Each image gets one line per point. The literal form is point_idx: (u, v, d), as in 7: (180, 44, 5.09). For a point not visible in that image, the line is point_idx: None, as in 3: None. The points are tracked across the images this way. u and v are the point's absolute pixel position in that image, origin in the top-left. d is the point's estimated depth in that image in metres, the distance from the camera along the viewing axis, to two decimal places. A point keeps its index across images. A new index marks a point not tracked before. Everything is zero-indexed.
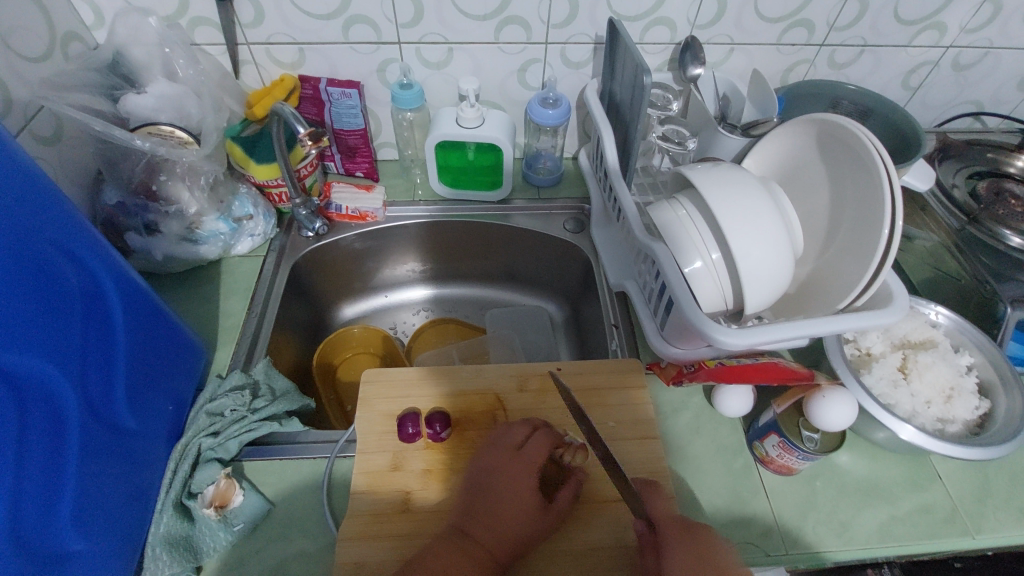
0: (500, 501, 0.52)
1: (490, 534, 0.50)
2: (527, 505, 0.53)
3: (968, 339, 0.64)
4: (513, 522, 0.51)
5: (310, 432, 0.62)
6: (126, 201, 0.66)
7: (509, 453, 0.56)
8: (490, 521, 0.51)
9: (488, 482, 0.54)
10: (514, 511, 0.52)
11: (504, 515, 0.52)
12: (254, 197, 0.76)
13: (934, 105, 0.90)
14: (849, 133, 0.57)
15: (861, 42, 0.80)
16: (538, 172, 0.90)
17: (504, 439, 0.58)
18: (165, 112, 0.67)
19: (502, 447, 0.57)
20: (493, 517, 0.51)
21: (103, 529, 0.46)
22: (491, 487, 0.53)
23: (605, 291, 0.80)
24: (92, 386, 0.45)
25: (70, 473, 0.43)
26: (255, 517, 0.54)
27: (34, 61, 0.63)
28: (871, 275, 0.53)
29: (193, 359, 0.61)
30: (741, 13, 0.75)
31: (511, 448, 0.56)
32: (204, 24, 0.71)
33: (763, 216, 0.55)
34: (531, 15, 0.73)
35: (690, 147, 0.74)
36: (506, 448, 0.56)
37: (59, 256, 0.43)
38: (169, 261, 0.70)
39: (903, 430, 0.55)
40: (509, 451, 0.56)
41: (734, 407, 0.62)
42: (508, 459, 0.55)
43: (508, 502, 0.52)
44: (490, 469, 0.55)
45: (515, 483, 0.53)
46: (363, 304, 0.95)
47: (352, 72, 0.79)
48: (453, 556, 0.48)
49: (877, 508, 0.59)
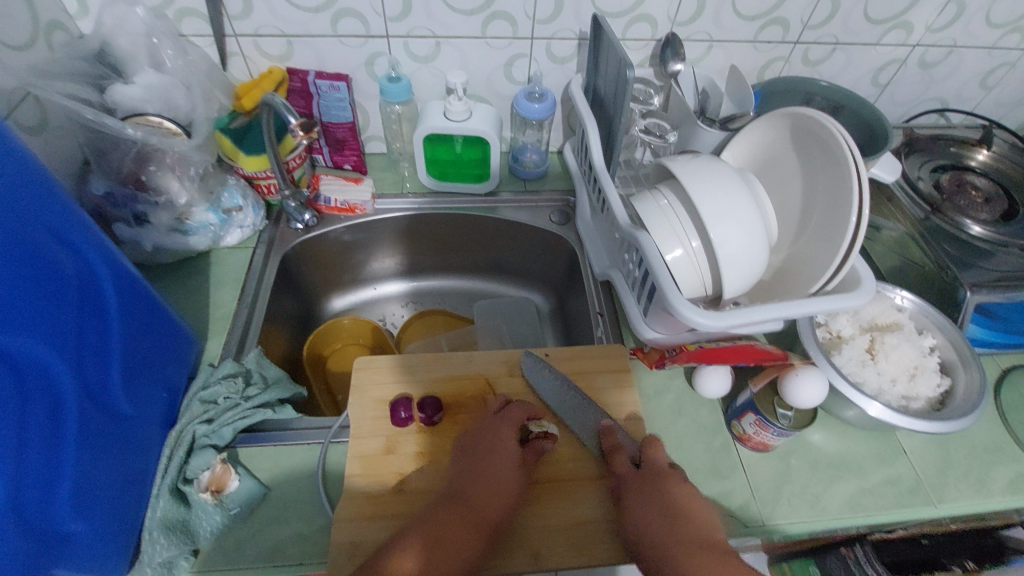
0: (492, 470, 0.55)
1: (485, 503, 0.53)
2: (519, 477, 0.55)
3: (931, 321, 0.68)
4: (505, 492, 0.54)
5: (302, 418, 0.63)
6: (114, 191, 0.66)
7: (501, 427, 0.59)
8: (483, 488, 0.54)
9: (480, 453, 0.56)
10: (505, 482, 0.55)
11: (496, 483, 0.54)
12: (243, 189, 0.77)
13: (902, 101, 0.95)
14: (820, 126, 0.60)
15: (833, 40, 0.83)
16: (525, 165, 0.91)
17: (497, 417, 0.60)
18: (152, 103, 0.66)
19: (496, 422, 0.59)
20: (486, 485, 0.54)
21: (100, 511, 0.47)
22: (485, 459, 0.56)
23: (591, 280, 0.83)
24: (89, 371, 0.46)
25: (68, 457, 0.43)
26: (251, 501, 0.56)
27: (17, 49, 0.62)
28: (840, 260, 0.56)
29: (185, 347, 0.62)
30: (719, 11, 0.78)
31: (504, 422, 0.59)
32: (191, 15, 0.71)
33: (739, 205, 0.58)
34: (518, 11, 0.75)
35: (671, 140, 0.77)
36: (499, 423, 0.59)
37: (52, 243, 0.43)
38: (159, 252, 0.70)
39: (871, 406, 0.59)
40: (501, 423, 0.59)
41: (713, 388, 0.64)
42: (501, 434, 0.58)
43: (499, 473, 0.55)
44: (482, 442, 0.57)
45: (506, 456, 0.56)
46: (352, 295, 0.96)
47: (340, 65, 0.79)
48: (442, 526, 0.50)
49: (847, 481, 0.62)
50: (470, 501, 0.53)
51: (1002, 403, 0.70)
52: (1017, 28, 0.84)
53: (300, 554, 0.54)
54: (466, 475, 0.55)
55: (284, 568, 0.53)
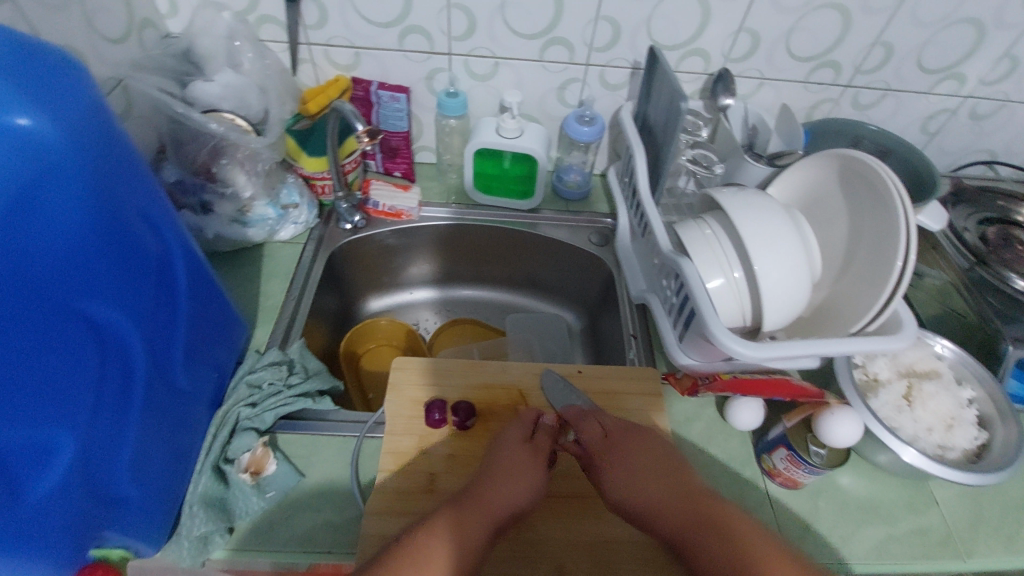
0: (508, 474, 0.55)
1: (499, 503, 0.53)
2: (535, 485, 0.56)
3: (970, 372, 0.67)
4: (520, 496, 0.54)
5: (339, 412, 0.65)
6: (185, 179, 0.70)
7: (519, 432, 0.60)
8: (499, 489, 0.54)
9: (498, 457, 0.57)
10: (520, 485, 0.55)
11: (513, 486, 0.54)
12: (301, 187, 0.80)
13: (951, 150, 0.94)
14: (869, 168, 0.61)
15: (884, 86, 0.84)
16: (568, 185, 0.94)
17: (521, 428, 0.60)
18: (227, 100, 0.70)
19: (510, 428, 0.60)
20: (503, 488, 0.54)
21: (152, 479, 0.49)
22: (501, 462, 0.56)
23: (626, 302, 0.84)
24: (157, 344, 0.49)
25: (133, 423, 0.46)
26: (286, 486, 0.58)
27: (113, 42, 0.68)
28: (883, 303, 0.56)
29: (237, 332, 0.65)
30: (773, 50, 0.79)
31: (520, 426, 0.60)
32: (271, 22, 0.76)
33: (785, 240, 0.59)
34: (576, 38, 0.78)
35: (717, 172, 0.79)
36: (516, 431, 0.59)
37: (140, 225, 0.46)
38: (218, 240, 0.75)
39: (906, 451, 0.59)
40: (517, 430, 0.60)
41: (746, 421, 0.64)
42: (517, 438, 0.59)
43: (517, 476, 0.55)
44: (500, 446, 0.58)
45: (525, 461, 0.57)
46: (389, 298, 0.99)
47: (402, 77, 0.83)
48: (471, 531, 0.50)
49: (876, 526, 0.61)
50: (488, 501, 0.53)
51: None
52: None
53: (329, 543, 0.55)
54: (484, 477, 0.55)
55: (315, 554, 0.54)
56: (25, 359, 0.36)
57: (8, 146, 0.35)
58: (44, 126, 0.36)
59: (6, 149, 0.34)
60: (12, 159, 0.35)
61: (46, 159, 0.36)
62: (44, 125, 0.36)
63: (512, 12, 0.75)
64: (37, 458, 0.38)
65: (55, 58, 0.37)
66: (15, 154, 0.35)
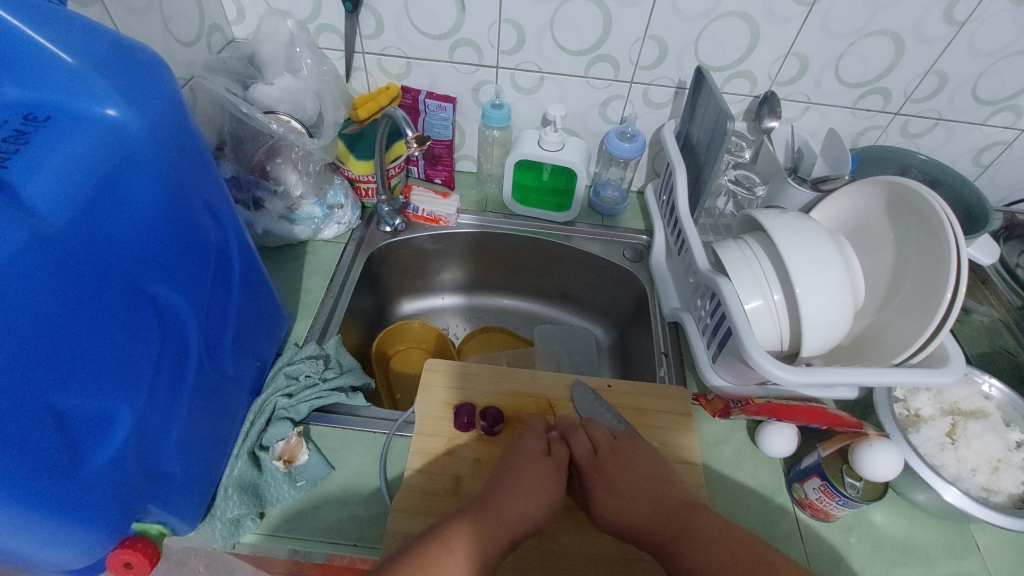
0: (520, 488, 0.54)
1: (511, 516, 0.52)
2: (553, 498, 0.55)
3: (1020, 414, 0.65)
4: (535, 509, 0.53)
5: (370, 409, 0.67)
6: (240, 175, 0.73)
7: (537, 447, 0.59)
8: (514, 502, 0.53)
9: (512, 470, 0.56)
10: (533, 499, 0.54)
11: (528, 499, 0.54)
12: (346, 189, 0.83)
13: (1004, 184, 0.91)
14: (921, 198, 0.59)
15: (936, 115, 0.83)
16: (605, 201, 0.94)
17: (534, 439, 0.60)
18: (284, 103, 0.73)
19: (526, 440, 0.60)
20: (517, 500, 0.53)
21: (194, 457, 0.51)
22: (512, 476, 0.55)
23: (658, 320, 0.83)
24: (210, 330, 0.52)
25: (183, 404, 0.48)
26: (316, 477, 0.59)
27: (186, 45, 0.72)
28: (929, 335, 0.55)
29: (279, 324, 0.67)
30: (821, 74, 0.79)
31: (534, 439, 0.60)
32: (329, 31, 0.80)
33: (831, 268, 0.58)
34: (622, 56, 0.79)
35: (759, 194, 0.78)
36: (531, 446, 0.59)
37: (204, 214, 0.49)
38: (267, 235, 0.78)
39: (947, 491, 0.57)
40: (533, 443, 0.59)
41: (778, 447, 0.63)
42: (535, 449, 0.59)
43: (530, 490, 0.54)
44: (513, 457, 0.58)
45: (542, 474, 0.56)
46: (422, 301, 1.01)
47: (449, 88, 0.86)
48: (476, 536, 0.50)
49: (912, 568, 0.59)
50: (501, 517, 0.52)
51: None
52: None
53: (354, 535, 0.56)
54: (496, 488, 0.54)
55: (339, 546, 0.55)
56: (99, 333, 0.39)
57: (96, 134, 0.38)
58: (130, 118, 0.39)
59: (98, 138, 0.38)
60: (99, 146, 0.38)
61: (129, 148, 0.40)
62: (130, 117, 0.39)
63: (561, 30, 0.77)
64: (100, 428, 0.40)
65: (146, 59, 0.41)
66: (102, 142, 0.38)
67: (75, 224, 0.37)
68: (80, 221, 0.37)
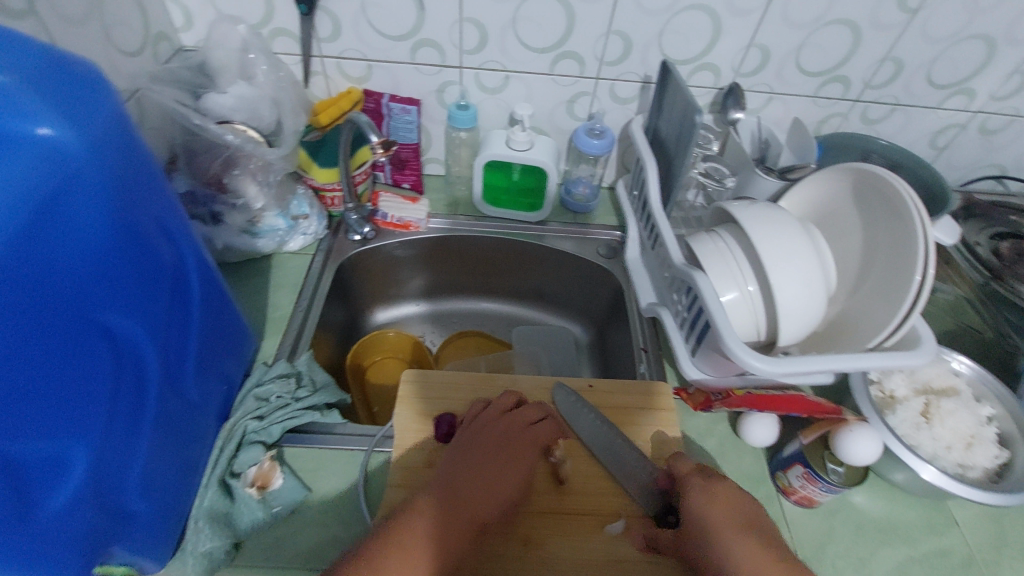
0: (478, 475, 0.55)
1: (478, 507, 0.53)
2: (516, 481, 0.56)
3: (989, 389, 0.66)
4: (497, 495, 0.55)
5: (346, 425, 0.64)
6: (196, 190, 0.70)
7: (503, 429, 0.60)
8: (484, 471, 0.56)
9: (471, 453, 0.57)
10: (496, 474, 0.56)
11: (489, 485, 0.55)
12: (311, 199, 0.80)
13: (960, 165, 0.94)
14: (886, 184, 0.60)
15: (894, 100, 0.84)
16: (576, 198, 0.94)
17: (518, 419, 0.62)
18: (240, 112, 0.70)
19: (492, 426, 0.60)
20: (477, 490, 0.54)
21: (161, 491, 0.48)
22: (470, 463, 0.56)
23: (636, 316, 0.83)
24: (171, 357, 0.49)
25: (144, 437, 0.45)
26: (293, 501, 0.57)
27: (129, 55, 0.68)
28: (901, 318, 0.56)
29: (246, 343, 0.64)
30: (782, 65, 0.80)
31: (496, 424, 0.61)
32: (284, 35, 0.77)
33: (803, 256, 0.58)
34: (586, 52, 0.78)
35: (728, 185, 0.79)
36: (514, 424, 0.61)
37: (157, 234, 0.46)
38: (228, 250, 0.75)
39: (926, 470, 0.57)
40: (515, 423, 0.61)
41: (761, 437, 0.63)
42: (497, 433, 0.60)
43: (490, 479, 0.55)
44: (476, 440, 0.59)
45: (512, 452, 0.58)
46: (395, 309, 0.99)
47: (413, 90, 0.84)
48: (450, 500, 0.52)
49: (895, 547, 0.60)
50: (462, 502, 0.53)
51: None
52: None
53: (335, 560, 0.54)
54: (456, 474, 0.55)
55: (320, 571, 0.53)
56: (44, 371, 0.36)
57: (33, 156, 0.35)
58: (69, 136, 0.36)
59: (37, 160, 0.35)
60: (37, 169, 0.35)
61: (69, 170, 0.36)
62: (67, 136, 0.36)
63: (524, 27, 0.76)
64: (52, 472, 0.37)
65: (85, 72, 0.38)
66: (41, 165, 0.35)
67: (11, 256, 0.33)
68: (15, 252, 0.34)
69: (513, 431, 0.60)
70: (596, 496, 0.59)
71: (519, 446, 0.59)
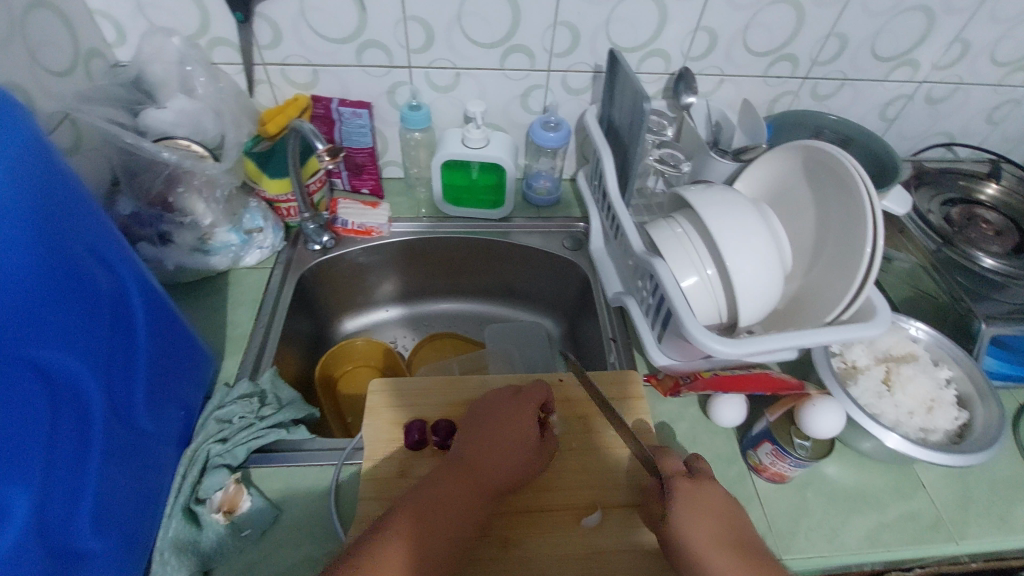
0: (496, 442, 0.57)
1: (495, 473, 0.55)
2: (527, 450, 0.58)
3: (947, 353, 0.68)
4: (516, 459, 0.57)
5: (315, 440, 0.63)
6: (142, 211, 0.69)
7: (521, 397, 0.61)
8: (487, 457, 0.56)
9: (488, 423, 0.59)
10: (501, 458, 0.56)
11: (507, 452, 0.57)
12: (265, 212, 0.79)
13: (910, 135, 0.96)
14: (834, 159, 0.61)
15: (841, 76, 0.85)
16: (538, 192, 0.93)
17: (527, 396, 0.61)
18: (182, 127, 0.70)
19: (512, 395, 0.62)
20: (496, 457, 0.56)
21: (117, 528, 0.47)
22: (487, 431, 0.58)
23: (604, 307, 0.83)
24: (116, 387, 0.47)
25: (91, 472, 0.44)
26: (263, 522, 0.56)
27: (58, 75, 0.65)
28: (854, 291, 0.57)
29: (204, 365, 0.63)
30: (730, 47, 0.80)
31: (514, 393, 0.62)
32: (223, 44, 0.74)
33: (757, 236, 0.59)
34: (535, 44, 0.78)
35: (685, 169, 0.78)
36: (526, 403, 0.60)
37: (90, 261, 0.44)
38: (180, 271, 0.72)
39: (889, 437, 0.58)
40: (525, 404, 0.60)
41: (729, 418, 0.64)
42: (516, 401, 0.61)
43: (508, 445, 0.57)
44: (495, 410, 0.60)
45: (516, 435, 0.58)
46: (364, 317, 0.97)
47: (363, 93, 0.82)
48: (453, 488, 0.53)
49: (866, 515, 0.61)
50: (471, 480, 0.54)
51: (1020, 438, 0.69)
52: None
53: None
54: (476, 443, 0.57)
55: None
56: None
57: None
58: None
59: None
60: None
61: None
62: None
63: (470, 23, 0.74)
64: None
65: None
66: None
67: None
68: None
69: (529, 399, 0.61)
70: (574, 488, 0.59)
71: (533, 412, 0.60)
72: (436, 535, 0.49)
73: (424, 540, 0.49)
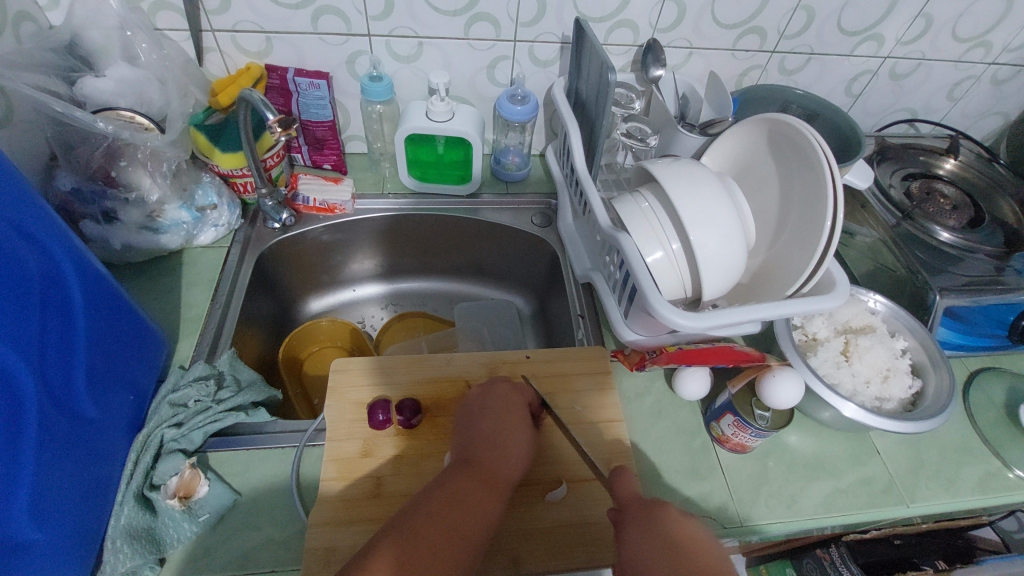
0: (495, 439, 0.54)
1: (506, 470, 0.53)
2: (524, 444, 0.56)
3: (902, 324, 0.70)
4: (516, 455, 0.54)
5: (276, 423, 0.62)
6: (82, 186, 0.65)
7: (510, 393, 0.59)
8: (491, 455, 0.53)
9: (485, 417, 0.56)
10: (507, 455, 0.54)
11: (510, 448, 0.54)
12: (218, 186, 0.75)
13: (874, 111, 0.97)
14: (797, 132, 0.61)
15: (809, 50, 0.85)
16: (506, 167, 0.92)
17: (513, 393, 0.59)
18: (124, 97, 0.66)
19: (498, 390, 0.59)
20: (504, 453, 0.54)
21: (59, 518, 0.44)
22: (482, 428, 0.55)
23: (573, 284, 0.83)
24: (52, 373, 0.44)
25: (27, 462, 0.41)
26: (221, 507, 0.54)
27: None
28: (815, 264, 0.57)
29: (155, 347, 0.60)
30: (699, 19, 0.79)
31: (505, 390, 0.59)
32: (167, 8, 0.69)
33: (721, 211, 0.59)
34: (500, 13, 0.75)
35: (652, 143, 0.79)
36: (516, 399, 0.59)
37: (17, 239, 0.41)
38: (128, 251, 0.69)
39: (846, 407, 0.60)
40: (517, 398, 0.59)
41: (692, 390, 0.65)
42: (511, 400, 0.58)
43: (508, 442, 0.54)
44: (489, 406, 0.57)
45: (513, 430, 0.55)
46: (330, 297, 0.95)
47: (320, 63, 0.79)
48: (468, 486, 0.50)
49: (823, 481, 0.63)
50: (482, 477, 0.51)
51: (971, 405, 0.72)
52: (983, 41, 0.87)
53: (269, 563, 0.52)
54: (474, 442, 0.54)
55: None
56: None
57: None
58: None
59: None
60: None
61: None
62: None
63: None
64: None
65: None
66: None
67: None
68: None
69: (516, 394, 0.59)
70: (539, 465, 0.59)
71: (521, 406, 0.58)
72: (464, 540, 0.46)
73: (450, 545, 0.45)
